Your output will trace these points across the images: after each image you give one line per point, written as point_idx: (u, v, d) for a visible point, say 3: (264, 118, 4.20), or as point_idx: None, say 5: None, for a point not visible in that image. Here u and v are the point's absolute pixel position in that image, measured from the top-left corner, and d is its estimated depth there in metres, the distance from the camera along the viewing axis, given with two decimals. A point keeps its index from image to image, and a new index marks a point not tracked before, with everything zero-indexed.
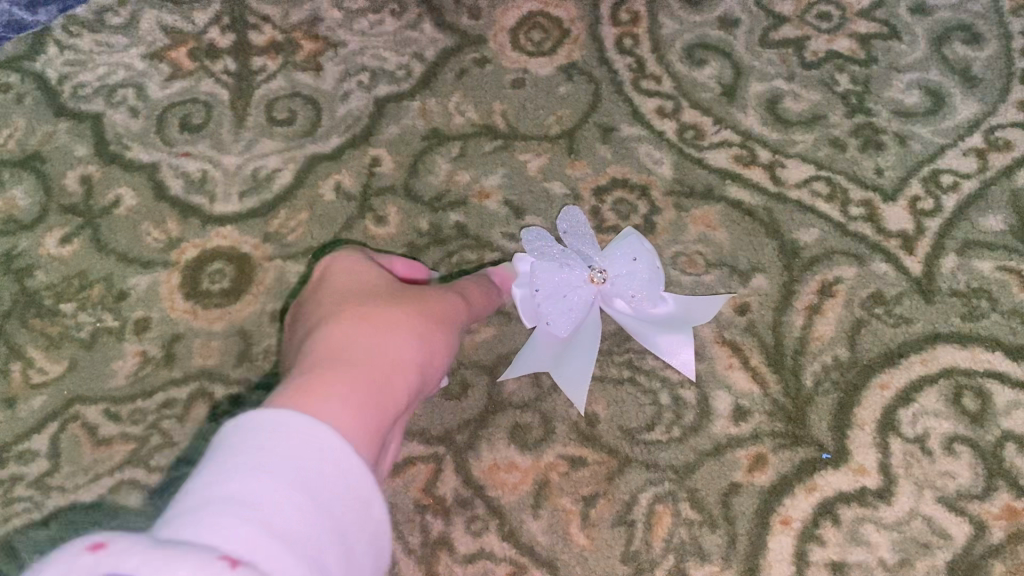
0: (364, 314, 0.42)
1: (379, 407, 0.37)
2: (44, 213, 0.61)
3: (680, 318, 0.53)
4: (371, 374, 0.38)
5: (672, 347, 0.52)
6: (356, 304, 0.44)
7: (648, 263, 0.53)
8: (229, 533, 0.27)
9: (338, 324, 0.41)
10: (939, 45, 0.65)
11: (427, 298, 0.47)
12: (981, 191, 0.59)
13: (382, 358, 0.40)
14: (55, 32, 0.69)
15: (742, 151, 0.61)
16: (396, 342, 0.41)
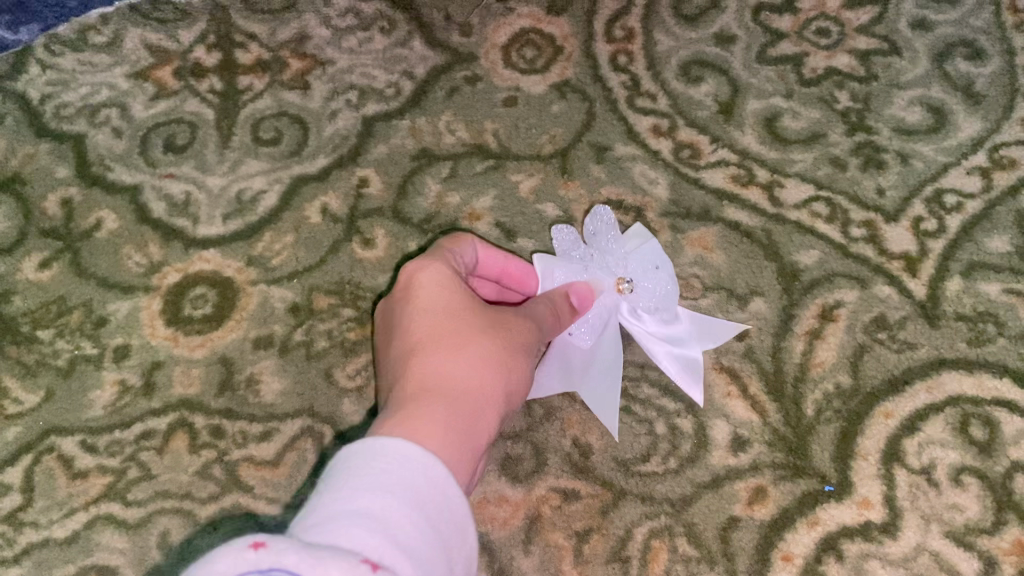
0: (457, 339, 0.41)
1: (471, 452, 0.36)
2: (23, 237, 0.60)
3: (694, 336, 0.51)
4: (458, 423, 0.36)
5: (682, 368, 0.51)
6: (446, 326, 0.41)
7: (670, 274, 0.51)
8: (356, 542, 0.26)
9: (432, 349, 0.40)
10: (940, 61, 0.64)
11: (510, 319, 0.44)
12: (986, 211, 0.57)
13: (473, 396, 0.39)
14: (37, 51, 0.67)
15: (739, 170, 0.60)
16: (486, 380, 0.40)
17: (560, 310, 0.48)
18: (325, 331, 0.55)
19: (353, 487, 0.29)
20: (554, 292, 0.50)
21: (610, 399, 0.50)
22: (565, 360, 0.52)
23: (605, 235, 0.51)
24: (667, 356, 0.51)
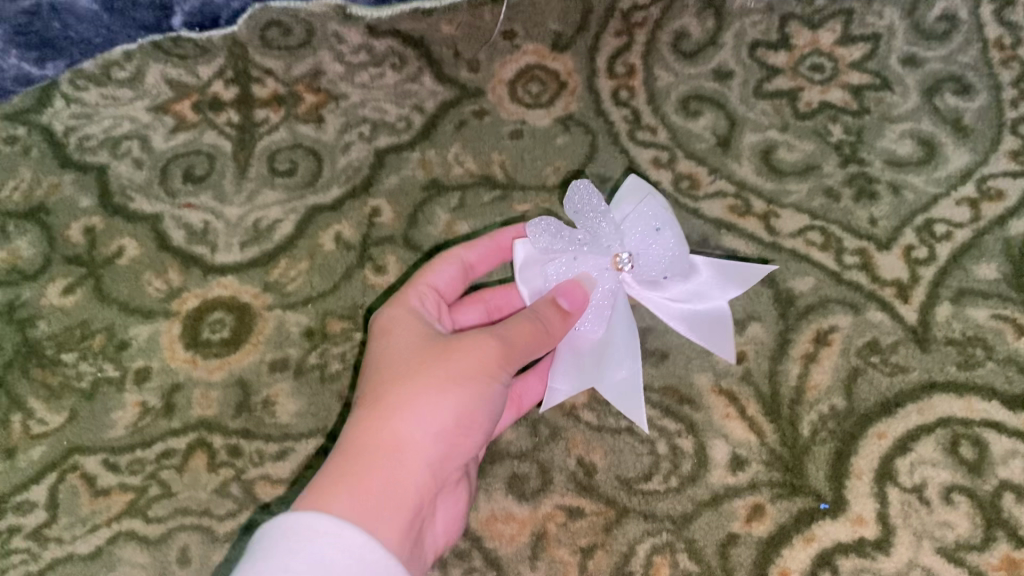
0: (386, 389, 0.42)
1: (386, 505, 0.38)
2: (48, 264, 0.62)
3: (716, 287, 0.46)
4: (369, 477, 0.38)
5: (711, 330, 0.47)
6: (395, 366, 0.43)
7: (675, 234, 0.44)
8: None
9: (368, 396, 0.42)
10: (930, 96, 0.67)
11: (467, 347, 0.43)
12: (974, 240, 0.59)
13: (400, 445, 0.40)
14: (62, 86, 0.70)
15: (737, 201, 0.62)
16: (415, 425, 0.41)
17: (544, 326, 0.44)
18: (339, 354, 0.57)
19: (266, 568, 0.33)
20: (539, 302, 0.45)
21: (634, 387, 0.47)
22: (575, 354, 0.48)
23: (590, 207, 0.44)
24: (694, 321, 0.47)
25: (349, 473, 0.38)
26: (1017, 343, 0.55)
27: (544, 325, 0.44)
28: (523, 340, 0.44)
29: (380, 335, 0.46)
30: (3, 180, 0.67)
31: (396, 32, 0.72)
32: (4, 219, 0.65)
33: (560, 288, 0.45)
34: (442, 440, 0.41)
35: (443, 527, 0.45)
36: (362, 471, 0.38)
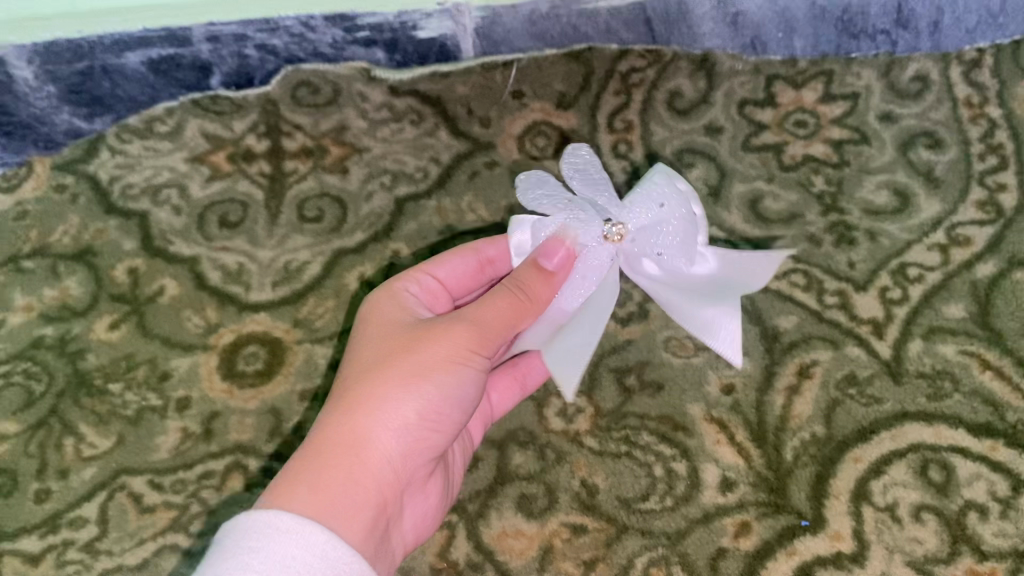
0: (357, 384, 0.45)
1: (343, 501, 0.41)
2: (96, 301, 0.68)
3: (724, 278, 0.46)
4: (329, 470, 0.41)
5: (715, 317, 0.45)
6: (366, 362, 0.46)
7: (679, 209, 0.46)
8: None
9: (340, 391, 0.45)
10: (905, 150, 0.73)
11: (434, 341, 0.46)
12: (944, 282, 0.65)
13: (364, 440, 0.43)
14: (108, 139, 0.77)
15: (726, 246, 0.68)
16: (381, 420, 0.44)
17: (526, 293, 0.46)
18: None
19: (230, 564, 0.36)
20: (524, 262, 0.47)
21: (581, 355, 0.44)
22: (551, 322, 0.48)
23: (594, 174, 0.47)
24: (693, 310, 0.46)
25: (309, 471, 0.41)
26: (982, 376, 0.60)
27: (523, 296, 0.46)
28: (498, 325, 0.46)
29: (362, 330, 0.49)
30: (53, 224, 0.73)
31: (415, 91, 0.77)
32: (55, 260, 0.71)
33: (540, 249, 0.46)
34: (407, 434, 0.44)
35: (416, 516, 0.49)
36: (324, 467, 0.42)
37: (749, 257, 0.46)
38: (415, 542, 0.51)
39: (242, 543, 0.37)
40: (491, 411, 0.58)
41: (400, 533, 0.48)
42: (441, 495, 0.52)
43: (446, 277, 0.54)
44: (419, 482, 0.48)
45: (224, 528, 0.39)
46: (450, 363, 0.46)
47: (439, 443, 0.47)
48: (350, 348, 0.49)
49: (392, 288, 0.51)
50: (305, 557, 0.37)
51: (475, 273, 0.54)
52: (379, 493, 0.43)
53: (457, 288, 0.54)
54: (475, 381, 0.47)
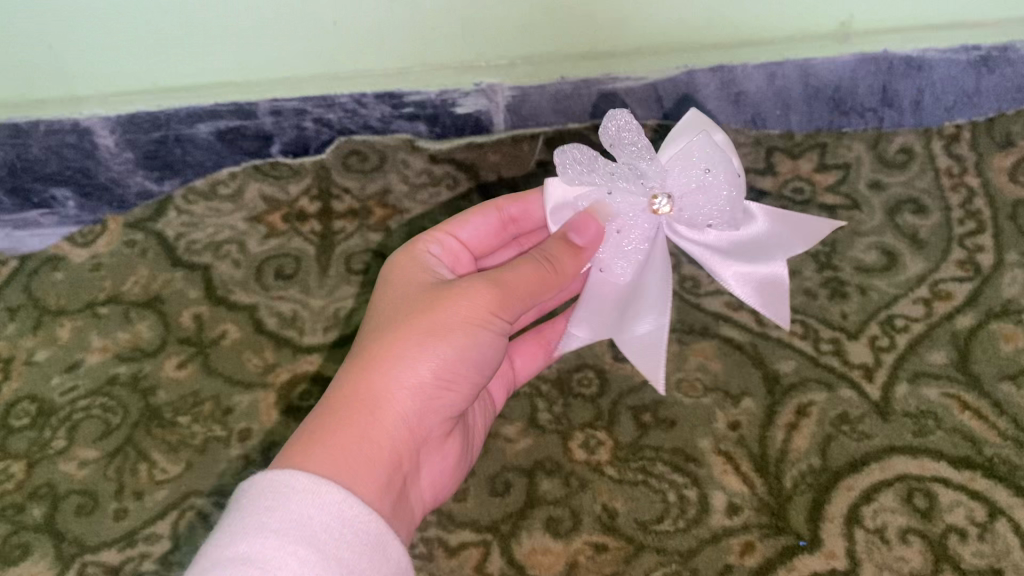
0: (379, 341, 0.52)
1: (359, 450, 0.48)
2: (164, 343, 0.76)
3: (772, 238, 0.52)
4: (344, 426, 0.48)
5: (761, 288, 0.52)
6: (385, 323, 0.53)
7: (728, 173, 0.49)
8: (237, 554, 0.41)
9: (359, 351, 0.52)
10: (892, 215, 0.81)
11: (443, 306, 0.53)
12: (928, 332, 0.72)
13: (379, 398, 0.50)
14: (176, 200, 0.86)
15: (731, 298, 0.76)
16: (398, 378, 0.51)
17: (554, 265, 0.52)
18: None
19: (251, 521, 0.42)
20: (555, 237, 0.52)
21: (655, 342, 0.52)
22: (602, 297, 0.53)
23: (629, 139, 0.50)
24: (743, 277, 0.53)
25: (327, 427, 0.48)
26: (962, 416, 0.67)
27: (545, 266, 0.53)
28: (511, 290, 0.53)
29: (386, 288, 0.57)
30: (126, 276, 0.81)
31: (453, 160, 0.85)
32: (127, 307, 0.79)
33: (571, 224, 0.52)
34: (420, 391, 0.51)
35: (434, 468, 0.57)
36: (341, 422, 0.48)
37: (797, 219, 0.52)
38: (436, 496, 0.58)
39: (261, 502, 0.43)
40: (514, 374, 0.68)
41: (420, 481, 0.55)
42: (458, 456, 0.60)
43: (467, 238, 0.62)
44: (436, 434, 0.55)
45: (249, 484, 0.45)
46: (468, 325, 0.52)
47: (452, 396, 0.54)
48: (372, 308, 0.56)
49: (415, 249, 0.59)
50: (322, 516, 0.43)
51: (496, 232, 0.63)
52: (393, 445, 0.50)
53: (477, 247, 0.63)
54: (491, 342, 0.54)
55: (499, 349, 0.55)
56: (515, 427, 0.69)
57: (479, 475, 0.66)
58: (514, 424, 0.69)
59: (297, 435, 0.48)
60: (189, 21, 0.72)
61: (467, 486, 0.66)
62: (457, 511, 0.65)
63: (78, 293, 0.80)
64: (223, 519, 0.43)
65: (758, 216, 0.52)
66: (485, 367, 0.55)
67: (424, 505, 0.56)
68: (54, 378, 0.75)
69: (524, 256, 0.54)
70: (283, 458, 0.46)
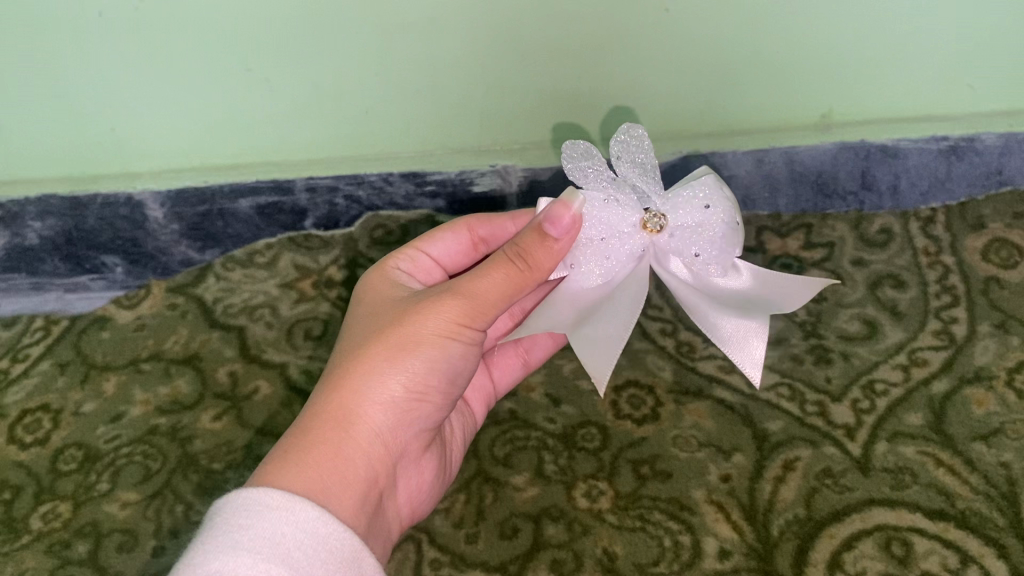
0: (351, 359, 0.58)
1: (330, 462, 0.54)
2: (201, 397, 0.83)
3: (759, 297, 0.56)
4: (316, 442, 0.55)
5: (741, 334, 0.55)
6: (356, 342, 0.59)
7: (725, 211, 0.55)
8: (216, 567, 0.46)
9: (332, 370, 0.59)
10: (874, 289, 0.88)
11: (408, 323, 0.58)
12: (906, 395, 0.78)
13: (350, 416, 0.57)
14: (215, 267, 0.94)
15: (724, 362, 0.83)
16: (371, 395, 0.57)
17: (528, 264, 0.55)
18: None
19: (224, 539, 0.47)
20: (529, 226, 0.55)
21: (612, 345, 0.54)
22: (571, 302, 0.57)
23: (639, 156, 0.56)
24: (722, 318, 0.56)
25: (301, 444, 0.55)
26: (937, 471, 0.72)
27: (516, 267, 0.56)
28: (477, 297, 0.57)
29: (360, 310, 0.63)
30: (167, 335, 0.89)
31: None
32: (168, 364, 0.86)
33: (547, 214, 0.53)
34: (393, 405, 0.58)
35: (412, 478, 0.64)
36: (314, 439, 0.55)
37: (786, 284, 0.56)
38: (415, 505, 0.66)
39: (236, 519, 0.48)
40: (492, 386, 0.76)
41: (398, 487, 0.62)
42: (435, 469, 0.67)
43: (438, 254, 0.70)
44: (412, 444, 0.62)
45: (224, 501, 0.50)
46: (437, 339, 0.58)
47: (422, 407, 0.60)
48: (348, 328, 0.62)
49: (385, 269, 0.67)
50: (294, 531, 0.48)
51: (465, 250, 0.71)
52: (368, 456, 0.57)
53: (450, 263, 0.71)
54: (460, 354, 0.60)
55: (472, 359, 0.62)
56: (523, 477, 0.75)
57: (489, 521, 0.72)
58: (522, 475, 0.75)
59: (274, 453, 0.54)
60: (237, 106, 0.81)
61: (478, 530, 0.72)
62: (469, 554, 0.70)
63: (122, 351, 0.88)
64: (202, 532, 0.49)
65: (749, 281, 0.57)
66: (456, 378, 0.61)
67: (398, 513, 0.63)
68: (99, 428, 0.81)
69: (498, 256, 0.57)
70: (259, 475, 0.53)
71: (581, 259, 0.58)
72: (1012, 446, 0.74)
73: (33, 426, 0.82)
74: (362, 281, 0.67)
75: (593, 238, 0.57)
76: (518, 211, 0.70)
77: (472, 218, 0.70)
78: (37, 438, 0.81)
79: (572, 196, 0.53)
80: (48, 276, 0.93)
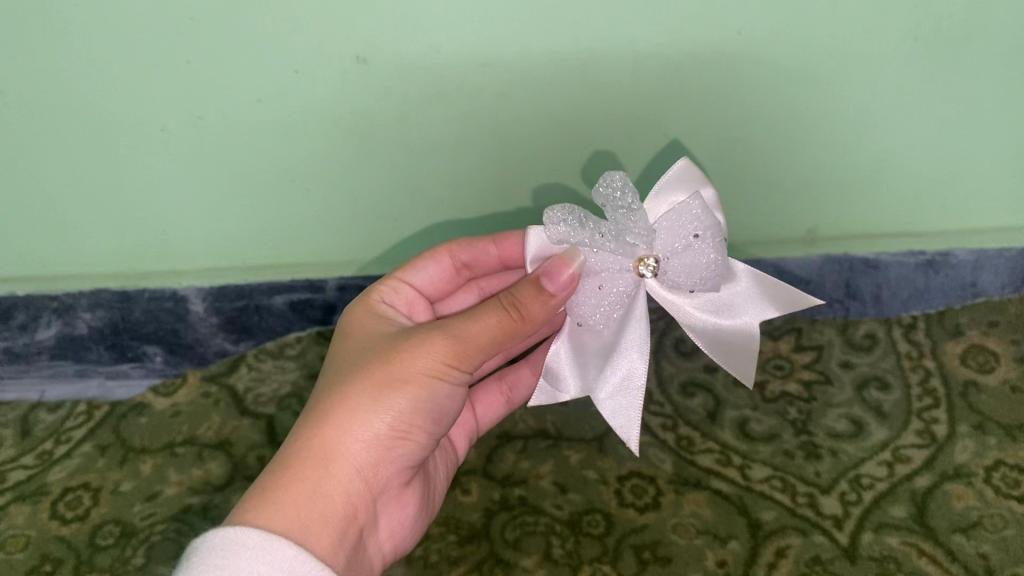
0: (338, 395, 0.64)
1: (308, 499, 0.61)
2: (231, 479, 0.89)
3: (746, 307, 0.63)
4: (296, 480, 0.62)
5: (735, 350, 0.63)
6: (341, 379, 0.66)
7: (713, 239, 0.59)
8: None
9: (315, 405, 0.65)
10: (860, 390, 0.95)
11: (392, 364, 0.64)
12: (890, 489, 0.84)
13: (331, 454, 0.63)
14: (248, 358, 1.02)
15: (721, 455, 0.89)
16: (354, 432, 0.63)
17: (523, 316, 0.62)
18: (437, 548, 0.82)
19: None
20: (529, 280, 0.61)
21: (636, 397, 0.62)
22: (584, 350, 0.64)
23: (619, 199, 0.59)
24: (717, 341, 0.63)
25: (283, 481, 0.62)
26: (919, 561, 0.77)
27: (509, 319, 0.62)
28: (465, 344, 0.63)
29: (348, 345, 0.70)
30: (201, 420, 0.96)
31: None
32: (201, 448, 0.92)
33: (547, 270, 0.60)
34: (375, 440, 0.64)
35: (395, 511, 0.70)
36: (294, 476, 0.62)
37: (770, 290, 0.62)
38: (397, 537, 0.72)
39: (213, 560, 0.56)
40: (476, 422, 0.84)
41: (380, 519, 0.69)
42: (417, 504, 0.73)
43: (420, 284, 0.77)
44: (394, 478, 0.68)
45: (204, 542, 0.58)
46: (420, 380, 0.64)
47: (405, 444, 0.66)
48: (334, 362, 0.69)
49: (370, 302, 0.74)
50: (269, 571, 0.56)
51: (448, 278, 0.78)
52: (347, 493, 0.63)
53: (432, 291, 0.78)
54: (445, 392, 0.65)
55: (458, 397, 0.68)
56: (531, 560, 0.80)
57: None
58: (531, 558, 0.80)
59: (257, 488, 0.62)
60: (278, 211, 0.90)
61: None
62: None
63: (159, 435, 0.95)
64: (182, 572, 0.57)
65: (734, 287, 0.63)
66: (441, 416, 0.67)
67: (379, 545, 0.70)
68: (135, 506, 0.87)
69: (492, 302, 0.63)
70: (242, 510, 0.60)
71: (584, 311, 0.63)
72: (990, 539, 0.79)
73: (74, 502, 0.88)
74: (348, 312, 0.74)
75: (592, 285, 0.62)
76: (499, 235, 0.76)
77: (455, 244, 0.76)
78: (77, 514, 0.87)
79: (571, 254, 0.60)
80: (92, 363, 1.01)
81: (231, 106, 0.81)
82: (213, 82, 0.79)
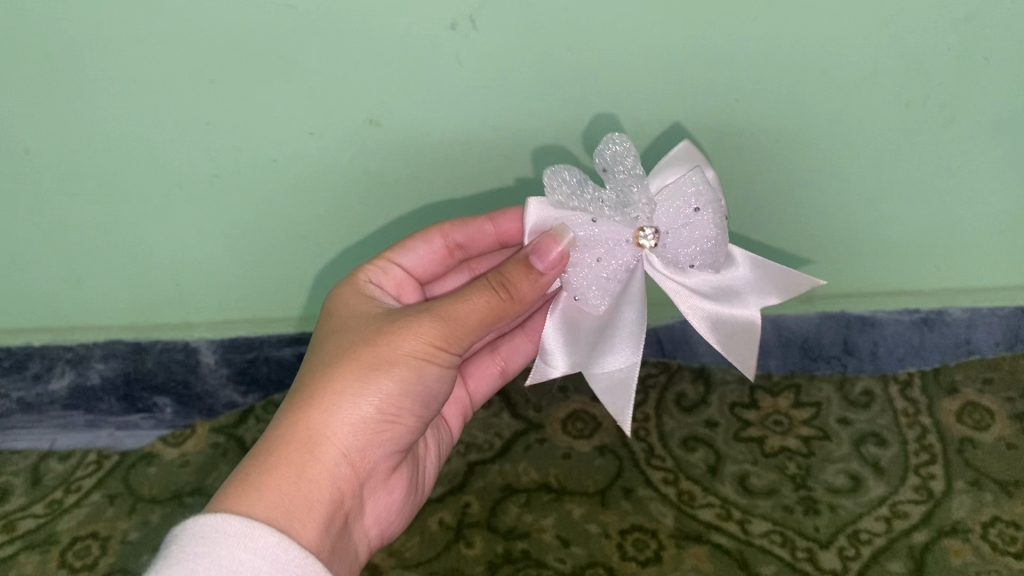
0: (326, 378, 0.67)
1: (295, 482, 0.64)
2: None
3: (747, 291, 0.64)
4: (282, 465, 0.64)
5: (736, 333, 0.64)
6: (327, 364, 0.68)
7: (712, 214, 0.61)
8: None
9: (301, 390, 0.68)
10: (858, 446, 0.96)
11: (378, 348, 0.67)
12: (889, 545, 0.85)
13: (318, 438, 0.66)
14: (257, 410, 1.03)
15: (722, 509, 0.90)
16: (341, 417, 0.66)
17: (512, 296, 0.64)
18: None
19: (182, 567, 0.56)
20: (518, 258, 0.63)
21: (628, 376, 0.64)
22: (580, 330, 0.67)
23: (619, 166, 0.62)
24: (719, 321, 0.64)
25: (270, 465, 0.64)
26: None
27: (497, 298, 0.65)
28: (452, 325, 0.66)
29: (334, 328, 0.72)
30: (209, 471, 0.97)
31: None
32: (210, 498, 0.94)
33: (536, 249, 0.62)
34: (361, 423, 0.67)
35: (380, 494, 0.73)
36: (281, 460, 0.64)
37: (771, 274, 0.64)
38: (381, 524, 0.75)
39: (194, 548, 0.57)
40: (468, 397, 0.86)
41: (366, 503, 0.72)
42: (402, 490, 0.76)
43: (410, 266, 0.80)
44: (380, 462, 0.71)
45: (186, 529, 0.59)
46: (407, 364, 0.67)
47: (390, 427, 0.69)
48: (319, 346, 0.71)
49: (357, 285, 0.76)
50: (251, 558, 0.57)
51: (436, 261, 0.80)
52: (334, 477, 0.66)
53: (422, 274, 0.81)
54: (430, 375, 0.68)
55: (444, 381, 0.71)
56: None
57: None
58: None
59: (243, 472, 0.64)
60: (291, 264, 0.93)
61: None
62: None
63: (167, 484, 0.97)
64: (162, 560, 0.57)
65: (736, 271, 0.65)
66: (427, 401, 0.70)
67: (365, 530, 0.73)
68: (143, 555, 0.89)
69: (480, 282, 0.66)
70: (227, 495, 0.62)
71: (579, 285, 0.65)
72: None
73: (83, 552, 0.90)
74: (333, 295, 0.76)
75: (589, 259, 0.64)
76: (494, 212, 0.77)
77: (448, 224, 0.78)
78: (85, 563, 0.89)
79: (562, 233, 0.62)
80: (103, 414, 1.03)
81: (247, 167, 0.84)
82: (230, 144, 0.82)
